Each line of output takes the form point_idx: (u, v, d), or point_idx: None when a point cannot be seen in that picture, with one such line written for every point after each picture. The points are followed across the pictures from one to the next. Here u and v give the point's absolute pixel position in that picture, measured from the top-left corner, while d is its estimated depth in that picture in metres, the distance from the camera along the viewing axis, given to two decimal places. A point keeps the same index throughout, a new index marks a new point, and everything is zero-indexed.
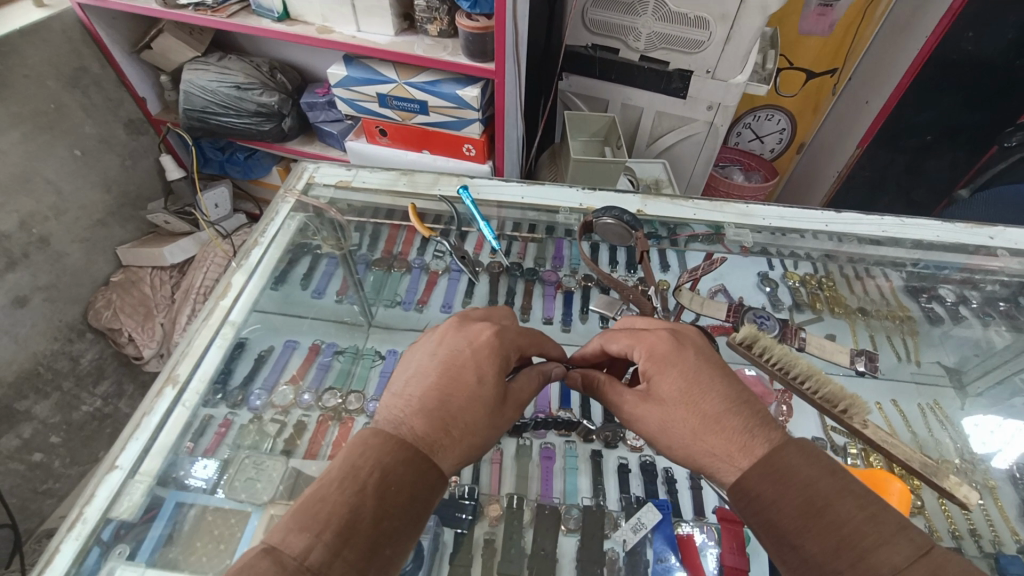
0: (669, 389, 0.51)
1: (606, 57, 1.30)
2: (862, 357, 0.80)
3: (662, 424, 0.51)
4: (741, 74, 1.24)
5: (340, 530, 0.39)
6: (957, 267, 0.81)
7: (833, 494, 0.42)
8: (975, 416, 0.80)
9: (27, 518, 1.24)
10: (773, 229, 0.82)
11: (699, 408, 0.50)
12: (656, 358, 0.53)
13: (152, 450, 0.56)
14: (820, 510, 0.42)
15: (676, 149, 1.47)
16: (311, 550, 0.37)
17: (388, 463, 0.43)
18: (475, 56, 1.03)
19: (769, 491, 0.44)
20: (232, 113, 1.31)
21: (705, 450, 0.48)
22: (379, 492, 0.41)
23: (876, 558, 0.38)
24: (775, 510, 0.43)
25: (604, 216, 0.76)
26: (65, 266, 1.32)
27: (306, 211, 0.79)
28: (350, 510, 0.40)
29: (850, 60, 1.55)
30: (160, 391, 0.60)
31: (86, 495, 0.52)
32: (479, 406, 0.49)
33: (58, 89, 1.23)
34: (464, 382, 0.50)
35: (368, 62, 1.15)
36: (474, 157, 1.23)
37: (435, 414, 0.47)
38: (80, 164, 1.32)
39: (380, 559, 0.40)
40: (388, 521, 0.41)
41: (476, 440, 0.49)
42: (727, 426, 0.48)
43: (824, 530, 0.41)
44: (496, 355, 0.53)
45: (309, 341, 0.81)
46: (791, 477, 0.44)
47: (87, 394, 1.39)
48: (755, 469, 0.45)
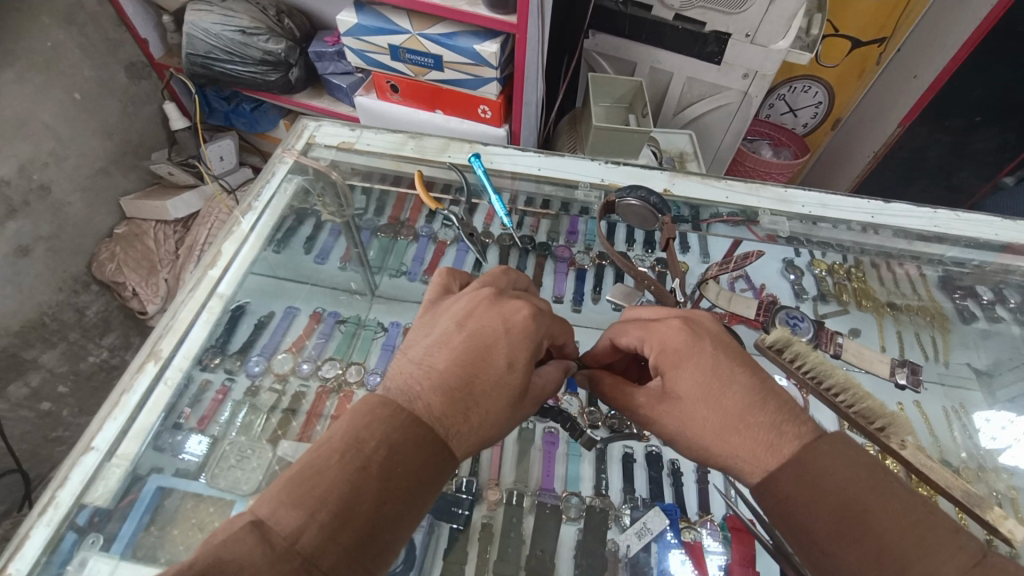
0: (687, 385, 0.47)
1: (637, 14, 1.20)
2: (904, 368, 0.75)
3: (681, 428, 0.47)
4: (784, 39, 1.14)
5: (337, 512, 0.35)
6: (994, 253, 0.76)
7: (874, 499, 0.38)
8: (985, 411, 0.76)
9: (37, 464, 1.26)
10: (811, 218, 0.77)
11: (720, 405, 0.45)
12: (671, 352, 0.48)
13: (130, 432, 0.53)
14: (860, 516, 0.38)
15: (705, 120, 1.38)
16: (304, 530, 0.34)
17: (396, 442, 0.38)
18: (496, 7, 0.95)
19: (801, 495, 0.40)
20: (237, 60, 1.25)
21: (728, 452, 0.44)
22: (383, 474, 0.37)
23: (923, 570, 0.35)
24: (809, 515, 0.39)
25: (628, 196, 0.70)
26: (67, 216, 1.29)
27: (304, 173, 0.74)
28: (350, 490, 0.36)
29: (901, 29, 1.41)
30: (140, 367, 0.57)
31: (58, 479, 0.50)
32: (501, 396, 0.45)
33: (53, 26, 1.17)
34: (491, 363, 0.45)
35: (380, 9, 1.07)
36: (490, 120, 1.16)
37: (454, 396, 0.43)
38: (79, 109, 1.27)
39: (378, 546, 0.36)
40: (390, 506, 0.37)
41: (492, 431, 0.44)
42: (752, 424, 0.43)
43: (865, 541, 0.37)
44: (529, 341, 0.48)
45: (310, 309, 0.78)
46: (827, 480, 0.40)
47: (93, 346, 1.38)
48: (783, 471, 0.41)
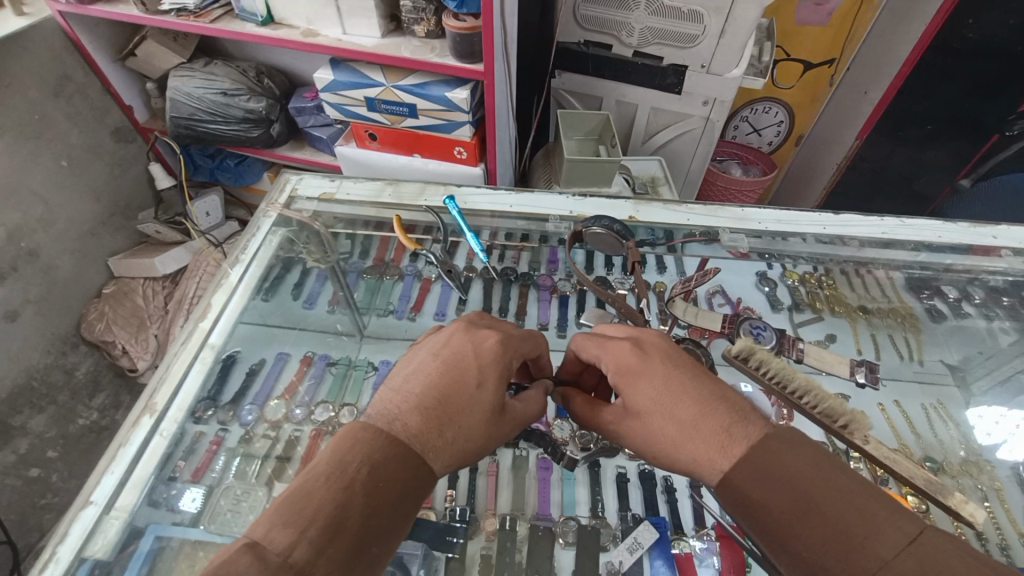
0: (642, 400, 0.50)
1: (600, 53, 1.28)
2: (862, 367, 0.78)
3: (646, 439, 0.50)
4: (737, 68, 1.21)
5: (326, 528, 0.37)
6: (962, 254, 0.80)
7: (817, 488, 0.40)
8: (979, 407, 0.78)
9: (25, 535, 1.21)
10: (768, 234, 0.82)
11: (673, 414, 0.48)
12: (626, 371, 0.52)
13: (128, 484, 0.54)
14: (807, 504, 0.40)
15: (672, 145, 1.45)
16: (296, 546, 0.36)
17: (377, 461, 0.41)
18: (464, 58, 1.01)
19: (753, 488, 0.42)
20: (220, 120, 1.30)
21: (687, 457, 0.46)
22: (366, 491, 0.40)
23: (863, 551, 0.37)
24: (762, 508, 0.42)
25: (594, 226, 0.75)
26: (55, 278, 1.31)
27: (289, 226, 0.77)
28: (337, 506, 0.38)
29: (848, 49, 1.52)
30: (138, 419, 0.59)
31: (59, 534, 0.50)
32: (475, 415, 0.47)
33: (41, 99, 1.21)
34: (464, 384, 0.48)
35: (355, 65, 1.13)
36: (466, 160, 1.21)
37: (430, 415, 0.46)
38: (67, 174, 1.30)
39: (367, 558, 0.38)
40: (376, 519, 0.39)
41: (468, 447, 0.47)
42: (704, 428, 0.46)
43: (811, 525, 0.39)
44: (500, 362, 0.51)
45: (301, 353, 0.78)
46: (774, 472, 0.42)
47: (83, 407, 1.37)
48: (735, 466, 0.43)
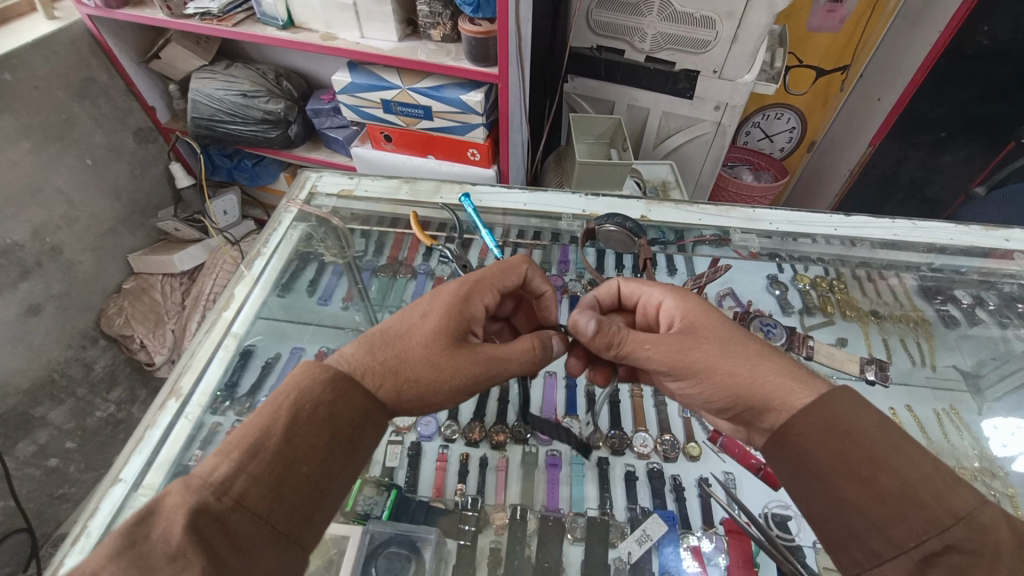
0: (710, 325, 0.55)
1: (612, 58, 1.29)
2: (872, 365, 0.80)
3: (716, 358, 0.51)
4: (749, 73, 1.21)
5: (246, 448, 0.41)
6: (978, 261, 0.80)
7: (899, 438, 0.43)
8: (995, 418, 0.78)
9: (43, 523, 1.26)
10: (779, 234, 0.82)
11: (748, 346, 0.52)
12: (689, 311, 0.57)
13: (154, 464, 0.56)
14: (896, 446, 0.42)
15: (684, 149, 1.45)
16: (218, 467, 0.40)
17: (300, 388, 0.44)
18: (478, 61, 1.02)
19: (846, 424, 0.44)
20: (239, 121, 1.32)
21: (768, 383, 0.49)
22: (287, 413, 0.43)
23: (946, 499, 0.40)
24: (854, 443, 0.43)
25: (607, 223, 0.76)
26: (77, 274, 1.34)
27: (308, 221, 0.80)
28: (258, 429, 0.42)
29: (860, 56, 1.52)
30: (163, 404, 0.61)
31: (88, 509, 0.53)
32: (414, 346, 0.51)
33: (68, 100, 1.25)
34: (407, 324, 0.53)
35: (371, 68, 1.15)
36: (478, 161, 1.23)
37: (368, 350, 0.50)
38: (90, 173, 1.34)
39: (288, 473, 0.42)
40: (298, 437, 0.43)
41: (410, 375, 0.49)
42: (778, 363, 0.51)
43: (900, 466, 0.42)
44: (451, 303, 0.55)
45: (316, 348, 0.78)
46: (863, 413, 0.45)
47: (100, 400, 1.40)
48: (830, 403, 0.46)
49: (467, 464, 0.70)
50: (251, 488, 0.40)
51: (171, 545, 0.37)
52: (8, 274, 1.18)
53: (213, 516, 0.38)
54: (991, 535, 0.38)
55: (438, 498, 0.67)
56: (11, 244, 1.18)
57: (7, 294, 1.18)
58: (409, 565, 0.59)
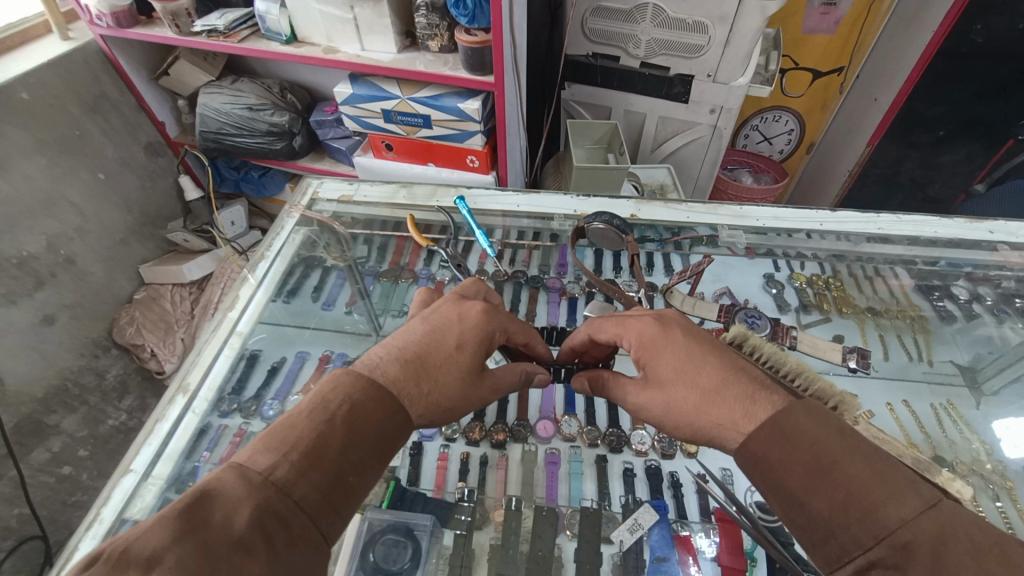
0: (665, 370, 0.52)
1: (608, 64, 1.32)
2: (854, 354, 0.80)
3: (667, 407, 0.52)
4: (743, 76, 1.24)
5: (307, 452, 0.38)
6: (977, 263, 0.82)
7: (840, 452, 0.41)
8: (1000, 419, 0.77)
9: (57, 530, 1.28)
10: (767, 230, 0.84)
11: (696, 383, 0.50)
12: (645, 343, 0.54)
13: (164, 455, 0.59)
14: (828, 468, 0.40)
15: (681, 153, 1.47)
16: (277, 468, 0.37)
17: (357, 400, 0.43)
18: (475, 70, 1.05)
19: (776, 451, 0.43)
20: (245, 133, 1.37)
21: (713, 422, 0.48)
22: (347, 422, 0.41)
23: (883, 512, 0.37)
24: (783, 469, 0.42)
25: (595, 222, 0.77)
26: (89, 284, 1.38)
27: (310, 225, 0.83)
28: (317, 433, 0.40)
29: (856, 58, 1.53)
30: (171, 398, 0.63)
31: (101, 498, 0.54)
32: (452, 372, 0.50)
33: (81, 116, 1.30)
34: (444, 346, 0.52)
35: (372, 79, 1.19)
36: (478, 168, 1.25)
37: (409, 368, 0.49)
38: (102, 186, 1.38)
39: (344, 484, 0.39)
40: (354, 450, 0.40)
41: (444, 404, 0.49)
42: (728, 396, 0.48)
43: (829, 487, 0.39)
44: (480, 330, 0.53)
45: (319, 352, 0.80)
46: (796, 435, 0.42)
47: (112, 408, 1.43)
48: (766, 428, 0.44)
49: (467, 462, 0.71)
50: (311, 498, 0.37)
51: (233, 533, 0.33)
52: (24, 284, 1.21)
53: (274, 513, 0.35)
54: (917, 553, 0.35)
55: (439, 492, 0.68)
56: (26, 255, 1.22)
57: (22, 304, 1.21)
58: (405, 550, 0.61)
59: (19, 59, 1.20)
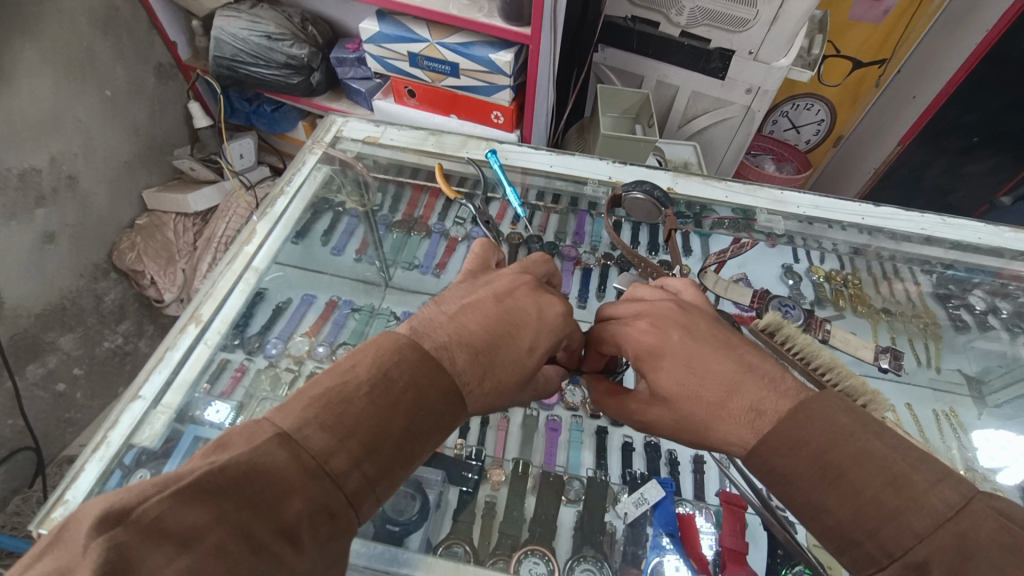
0: (669, 386, 0.47)
1: (646, 30, 1.26)
2: (887, 354, 0.80)
3: (678, 424, 0.48)
4: (784, 58, 1.18)
5: (365, 441, 0.35)
6: (989, 274, 0.80)
7: (849, 461, 0.38)
8: (988, 429, 0.77)
9: (51, 443, 1.29)
10: (805, 219, 0.81)
11: (701, 398, 0.45)
12: (646, 354, 0.50)
13: (173, 384, 0.58)
14: (836, 482, 0.38)
15: (708, 132, 1.43)
16: (332, 456, 0.34)
17: (424, 388, 0.38)
18: (512, 19, 1.00)
19: (780, 465, 0.40)
20: (262, 64, 1.30)
21: (719, 439, 0.45)
22: (409, 412, 0.37)
23: (897, 526, 0.35)
24: (791, 482, 0.40)
25: (634, 190, 0.75)
26: (92, 207, 1.34)
27: (332, 164, 0.79)
28: (378, 423, 0.36)
29: (900, 50, 1.46)
30: (183, 327, 0.62)
31: (110, 420, 0.55)
32: (516, 372, 0.46)
33: (91, 28, 1.23)
34: (518, 339, 0.46)
35: (401, 19, 1.13)
36: (501, 125, 1.21)
37: (479, 360, 0.43)
38: (109, 105, 1.33)
39: (393, 476, 0.37)
40: (408, 444, 0.37)
41: (497, 401, 0.45)
42: (734, 410, 0.44)
43: (838, 504, 0.38)
44: (554, 335, 0.49)
45: (326, 297, 0.81)
46: (801, 447, 0.40)
47: (109, 332, 1.42)
48: (765, 445, 0.41)
49: (468, 422, 0.71)
50: (360, 491, 0.35)
51: (281, 519, 0.31)
52: (25, 199, 1.18)
53: (324, 507, 0.33)
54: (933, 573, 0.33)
55: (439, 447, 0.67)
56: (29, 169, 1.17)
57: (23, 219, 1.18)
58: (414, 502, 0.60)
59: None
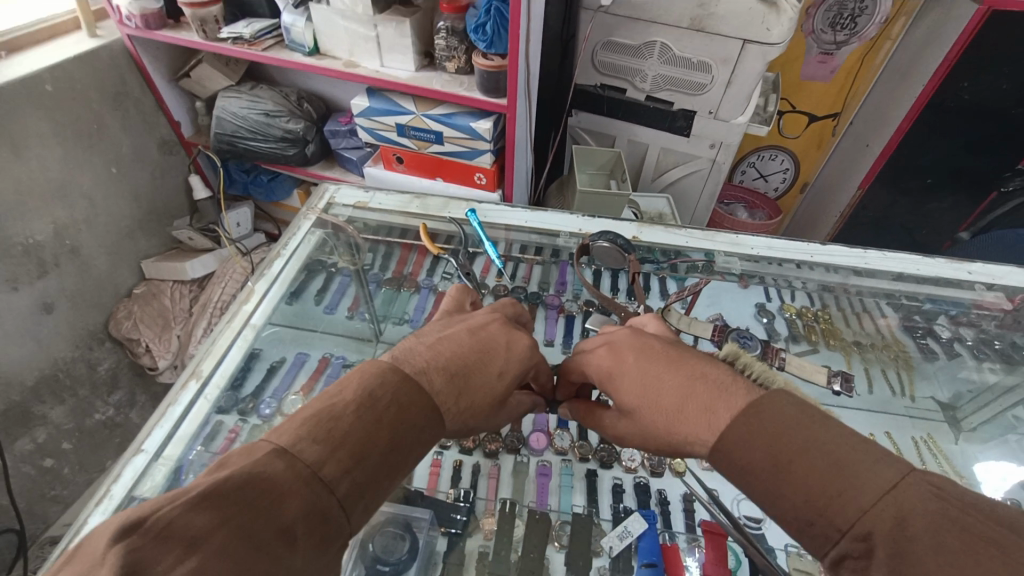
0: (630, 398, 0.53)
1: (614, 95, 1.37)
2: (838, 377, 0.83)
3: (644, 434, 0.53)
4: (742, 115, 1.29)
5: (354, 451, 0.39)
6: (964, 306, 0.85)
7: (795, 447, 0.41)
8: (985, 462, 0.78)
9: (33, 522, 1.26)
10: (761, 258, 0.88)
11: (660, 405, 0.50)
12: (608, 375, 0.56)
13: (175, 437, 0.61)
14: (785, 469, 0.41)
15: (680, 183, 1.52)
16: (324, 463, 0.37)
17: (405, 404, 0.43)
18: (489, 91, 1.10)
19: (736, 458, 0.44)
20: (260, 138, 1.40)
21: (683, 439, 0.48)
22: (392, 425, 0.42)
23: (843, 502, 0.38)
24: (748, 473, 0.43)
25: (599, 240, 0.81)
26: (91, 276, 1.39)
27: (325, 228, 0.85)
28: (365, 434, 0.40)
29: (851, 103, 1.60)
30: (184, 384, 0.66)
31: (113, 473, 0.57)
32: (488, 392, 0.51)
33: (102, 110, 1.33)
34: (489, 363, 0.52)
35: (389, 94, 1.23)
36: (485, 185, 1.29)
37: (454, 380, 0.48)
38: (114, 179, 1.40)
39: (378, 486, 0.40)
40: (393, 455, 0.41)
41: (473, 420, 0.50)
42: (690, 410, 0.48)
43: (791, 488, 0.40)
44: (522, 363, 0.56)
45: (319, 354, 0.81)
46: (752, 439, 0.43)
47: (100, 402, 1.42)
48: (722, 439, 0.45)
49: (460, 470, 0.72)
50: (350, 497, 0.38)
51: (279, 521, 0.34)
52: (28, 270, 1.22)
53: (318, 510, 0.36)
54: (878, 542, 0.36)
55: (431, 491, 0.69)
56: (33, 242, 1.23)
57: (24, 290, 1.22)
58: (403, 542, 0.62)
59: (45, 51, 1.23)
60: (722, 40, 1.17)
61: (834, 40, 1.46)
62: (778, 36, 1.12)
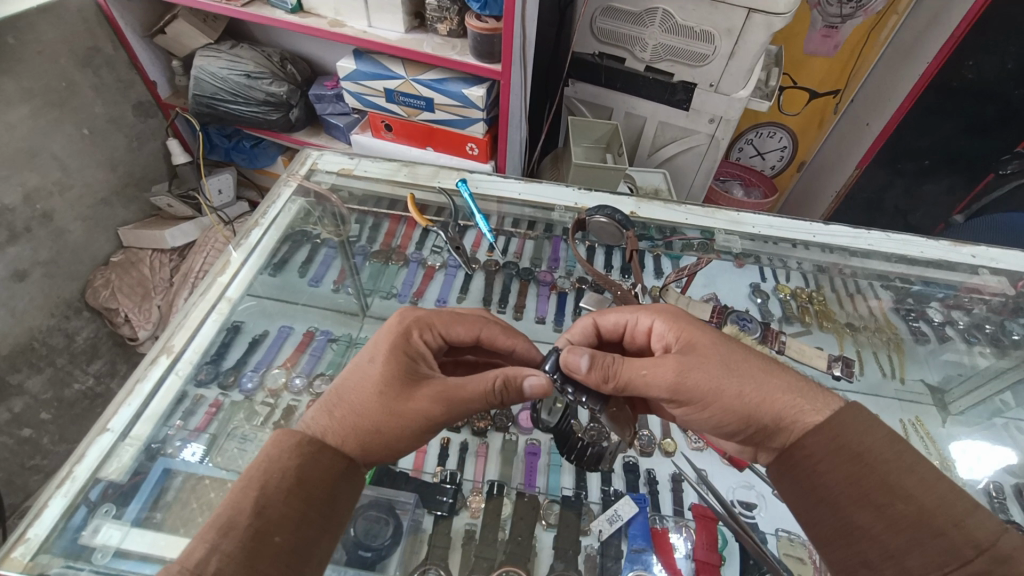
0: (703, 337, 0.56)
1: (612, 65, 1.32)
2: (838, 362, 0.84)
3: (726, 363, 0.54)
4: (744, 89, 1.25)
5: (220, 526, 0.42)
6: (952, 289, 0.84)
7: (915, 460, 0.47)
8: (962, 441, 0.79)
9: (13, 493, 1.24)
10: (762, 237, 0.86)
11: (763, 359, 0.56)
12: (678, 317, 0.59)
13: (143, 416, 0.58)
14: (909, 471, 0.46)
15: (677, 159, 1.49)
16: (195, 549, 0.41)
17: (271, 460, 0.46)
18: (483, 57, 1.05)
19: (852, 446, 0.48)
20: (241, 101, 1.33)
21: (789, 403, 0.52)
22: (263, 483, 0.45)
23: (969, 525, 0.42)
24: (865, 469, 0.47)
25: (597, 214, 0.78)
26: (66, 242, 1.33)
27: (307, 197, 0.81)
28: (233, 508, 0.43)
29: (853, 82, 1.56)
30: (154, 359, 0.62)
31: (76, 454, 0.54)
32: (363, 393, 0.51)
33: (70, 67, 1.25)
34: (357, 367, 0.53)
35: (377, 57, 1.18)
36: (477, 156, 1.25)
37: (326, 407, 0.51)
38: (86, 142, 1.33)
39: (266, 547, 0.42)
40: (269, 509, 0.44)
41: (367, 426, 0.50)
42: (789, 375, 0.54)
43: (914, 494, 0.45)
44: (387, 341, 0.55)
45: (303, 328, 0.78)
46: (873, 432, 0.48)
47: (79, 372, 1.39)
48: (836, 425, 0.50)
49: (447, 448, 0.70)
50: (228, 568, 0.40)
51: None
52: None
53: None
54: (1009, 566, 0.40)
55: (417, 472, 0.68)
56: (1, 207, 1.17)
57: None
58: (387, 527, 0.61)
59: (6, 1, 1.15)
60: (726, 9, 1.11)
61: (840, 14, 1.40)
62: (785, 6, 1.07)
